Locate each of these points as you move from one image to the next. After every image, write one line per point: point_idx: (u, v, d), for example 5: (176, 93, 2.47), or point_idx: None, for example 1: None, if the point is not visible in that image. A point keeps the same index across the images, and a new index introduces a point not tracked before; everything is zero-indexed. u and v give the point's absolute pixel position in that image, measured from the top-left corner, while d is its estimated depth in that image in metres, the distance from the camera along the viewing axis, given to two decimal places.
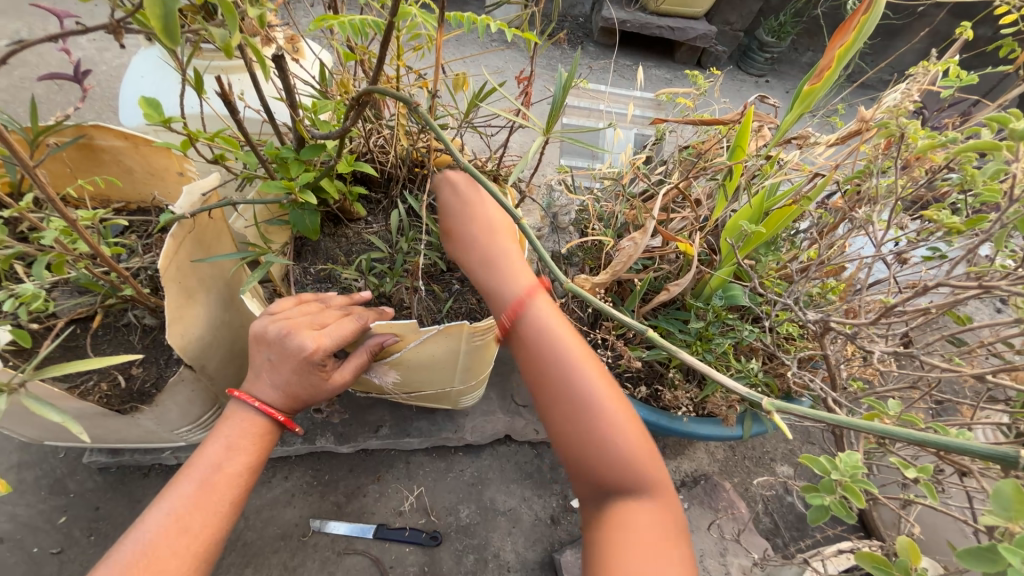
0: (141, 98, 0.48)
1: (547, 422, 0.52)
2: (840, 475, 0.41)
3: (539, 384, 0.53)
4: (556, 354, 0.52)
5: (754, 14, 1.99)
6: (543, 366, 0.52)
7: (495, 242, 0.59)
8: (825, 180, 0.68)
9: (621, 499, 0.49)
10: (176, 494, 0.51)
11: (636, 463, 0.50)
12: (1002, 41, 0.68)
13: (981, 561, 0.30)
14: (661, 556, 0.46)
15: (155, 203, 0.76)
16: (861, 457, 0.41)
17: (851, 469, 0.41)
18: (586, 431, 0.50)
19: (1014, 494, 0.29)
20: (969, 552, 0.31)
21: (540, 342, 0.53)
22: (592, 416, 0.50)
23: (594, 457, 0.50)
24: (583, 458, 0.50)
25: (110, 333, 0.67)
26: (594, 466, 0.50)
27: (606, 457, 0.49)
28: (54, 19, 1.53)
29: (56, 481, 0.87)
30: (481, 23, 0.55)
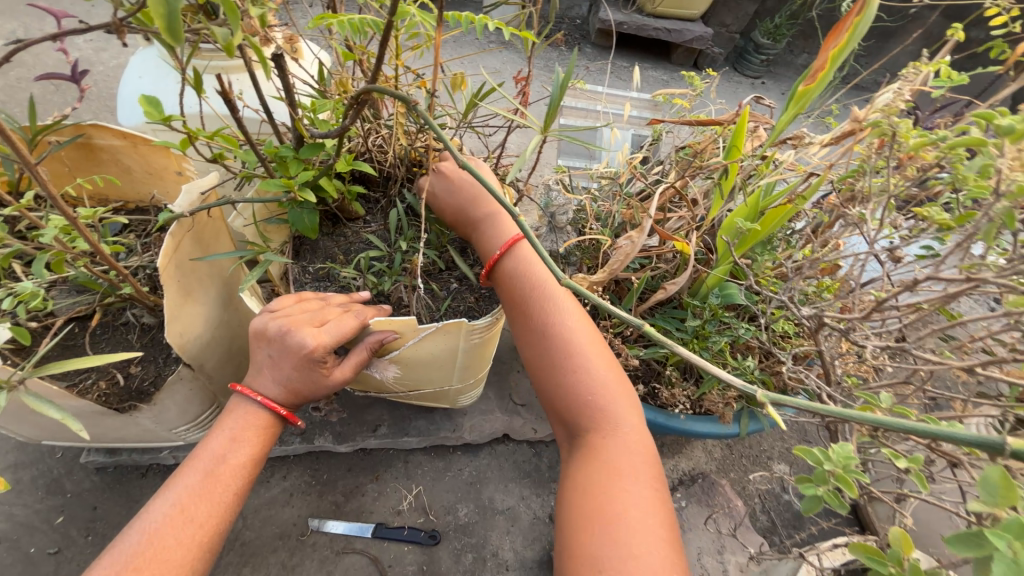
0: (141, 96, 0.48)
1: (532, 370, 0.62)
2: (833, 466, 0.41)
3: (525, 339, 0.63)
4: (537, 310, 0.62)
5: (750, 16, 2.01)
6: (528, 320, 0.63)
7: (487, 217, 0.68)
8: (819, 180, 0.69)
9: (593, 437, 0.57)
10: (181, 484, 0.52)
11: (607, 403, 0.57)
12: (993, 42, 0.69)
13: (967, 546, 0.30)
14: (624, 483, 0.52)
15: (154, 202, 0.76)
16: (854, 448, 0.42)
17: (845, 460, 0.41)
18: (561, 374, 0.59)
19: (1001, 481, 0.29)
20: (957, 537, 0.30)
21: (523, 299, 0.63)
22: (568, 362, 0.59)
23: (567, 396, 0.58)
24: (559, 397, 0.59)
25: (109, 331, 0.67)
26: (569, 405, 0.59)
27: (579, 396, 0.58)
28: (50, 19, 1.52)
29: (53, 481, 0.86)
30: (479, 23, 0.56)
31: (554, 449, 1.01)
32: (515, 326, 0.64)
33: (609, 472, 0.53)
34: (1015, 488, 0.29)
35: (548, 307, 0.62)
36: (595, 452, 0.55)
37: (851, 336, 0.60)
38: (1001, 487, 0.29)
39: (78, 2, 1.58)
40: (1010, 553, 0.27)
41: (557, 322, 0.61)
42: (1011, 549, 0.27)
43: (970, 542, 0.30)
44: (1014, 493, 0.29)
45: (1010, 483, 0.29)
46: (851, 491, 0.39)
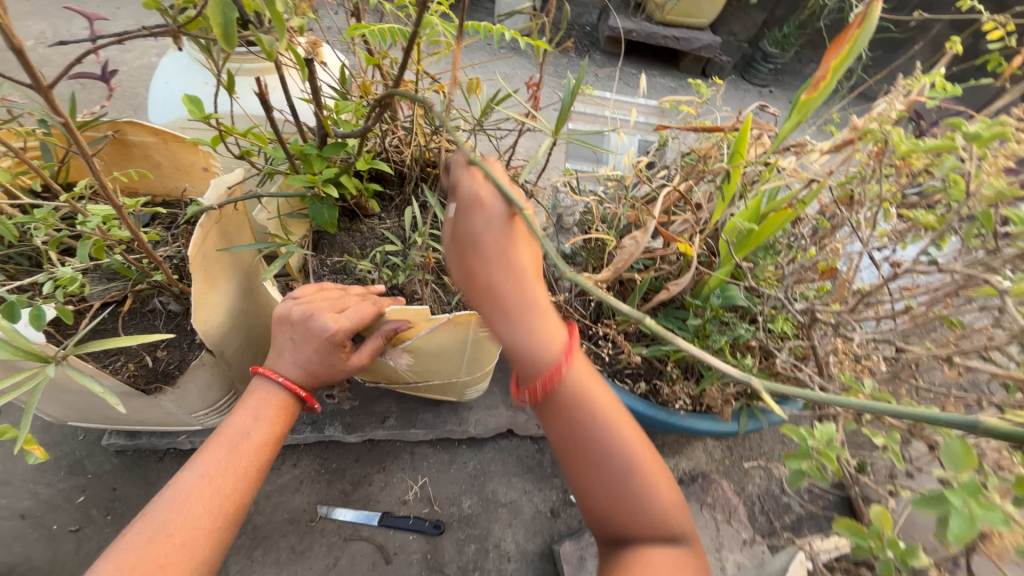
0: (184, 95, 0.52)
1: (586, 490, 0.53)
2: (816, 442, 0.44)
3: (580, 461, 0.53)
4: (607, 442, 0.52)
5: (759, 26, 2.03)
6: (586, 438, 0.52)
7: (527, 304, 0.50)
8: (820, 186, 0.72)
9: (651, 546, 0.52)
10: (207, 456, 0.55)
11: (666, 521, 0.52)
12: (989, 56, 0.72)
13: (930, 507, 0.34)
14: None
15: (182, 196, 0.80)
16: (834, 426, 0.45)
17: (826, 437, 0.44)
18: (626, 501, 0.52)
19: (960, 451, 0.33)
20: (922, 500, 0.34)
21: (586, 428, 0.52)
22: (635, 487, 0.52)
23: (634, 524, 0.52)
24: (622, 520, 0.53)
25: (137, 318, 0.71)
26: (634, 531, 0.53)
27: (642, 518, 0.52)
28: (78, 20, 1.58)
29: (75, 462, 0.90)
30: (496, 33, 0.59)
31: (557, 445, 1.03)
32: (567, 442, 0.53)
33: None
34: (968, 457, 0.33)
35: (618, 438, 0.52)
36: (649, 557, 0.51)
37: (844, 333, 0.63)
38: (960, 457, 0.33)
39: (104, 4, 1.64)
40: (965, 510, 0.31)
41: (625, 452, 0.52)
42: (967, 508, 0.31)
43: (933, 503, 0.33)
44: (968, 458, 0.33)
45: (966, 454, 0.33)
46: (833, 465, 0.42)
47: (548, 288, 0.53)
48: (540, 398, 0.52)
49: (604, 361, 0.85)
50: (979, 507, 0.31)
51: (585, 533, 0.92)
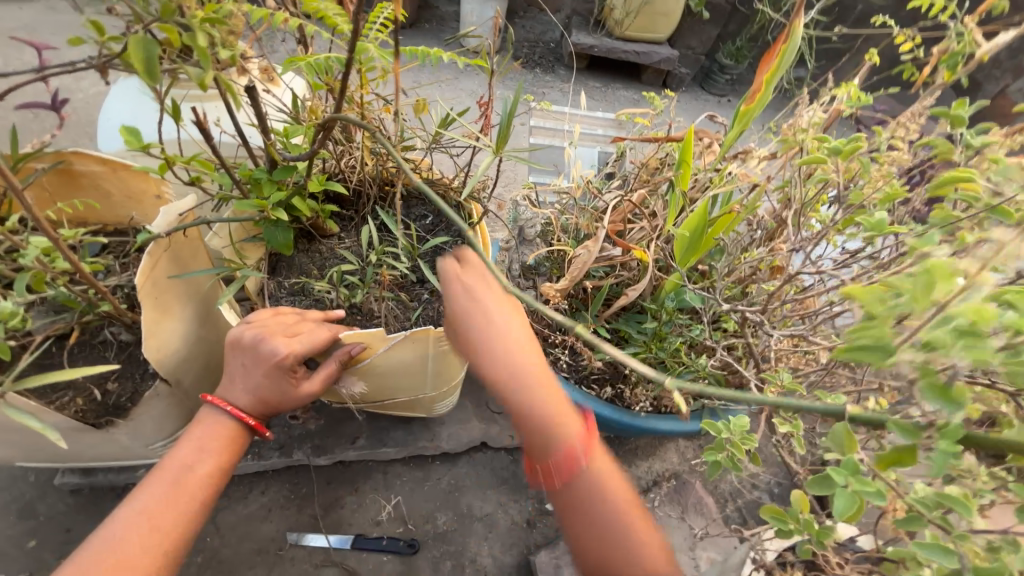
0: (122, 127, 0.53)
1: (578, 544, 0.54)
2: (731, 435, 0.52)
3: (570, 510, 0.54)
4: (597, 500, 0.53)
5: (713, 40, 2.14)
6: (544, 458, 0.55)
7: (498, 330, 0.58)
8: (759, 191, 0.76)
9: None
10: (148, 492, 0.53)
11: (638, 544, 0.52)
12: (903, 66, 0.78)
13: (821, 487, 0.36)
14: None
15: (132, 225, 0.79)
16: (747, 421, 0.52)
17: (740, 431, 0.52)
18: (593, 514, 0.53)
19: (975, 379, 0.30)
20: (814, 481, 0.36)
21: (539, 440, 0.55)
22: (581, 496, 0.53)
23: (599, 544, 0.53)
24: (591, 548, 0.53)
25: (86, 350, 0.69)
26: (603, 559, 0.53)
27: (599, 526, 0.53)
28: (30, 49, 1.55)
29: (25, 505, 0.86)
30: (432, 55, 0.62)
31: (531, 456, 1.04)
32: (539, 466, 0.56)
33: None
34: (957, 400, 0.29)
35: (608, 504, 0.53)
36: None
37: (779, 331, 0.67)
38: (941, 397, 0.29)
39: (58, 32, 1.63)
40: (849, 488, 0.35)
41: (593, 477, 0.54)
42: (850, 485, 0.35)
43: (820, 484, 0.36)
44: (852, 444, 0.33)
45: (951, 392, 0.29)
46: (741, 454, 0.50)
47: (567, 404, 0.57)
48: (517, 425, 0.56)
49: (569, 369, 0.87)
50: (859, 483, 0.35)
51: (561, 542, 0.92)
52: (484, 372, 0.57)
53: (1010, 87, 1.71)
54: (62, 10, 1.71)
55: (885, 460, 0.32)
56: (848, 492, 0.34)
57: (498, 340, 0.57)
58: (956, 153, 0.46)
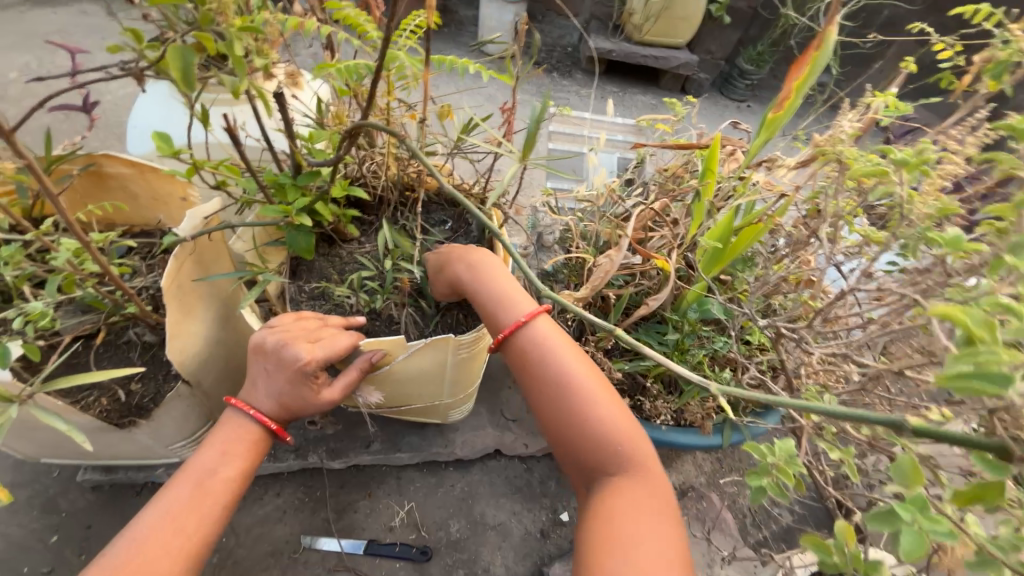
0: (154, 132, 0.53)
1: (563, 447, 0.58)
2: (777, 459, 0.50)
3: (564, 414, 0.57)
4: (585, 408, 0.57)
5: (734, 44, 2.11)
6: (536, 374, 0.60)
7: (487, 267, 0.66)
8: (787, 201, 0.73)
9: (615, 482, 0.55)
10: (171, 495, 0.53)
11: (626, 444, 0.56)
12: (941, 73, 0.75)
13: (881, 523, 0.34)
14: (643, 530, 0.50)
15: (158, 227, 0.80)
16: (793, 444, 0.51)
17: (786, 454, 0.50)
18: (584, 421, 0.56)
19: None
20: (874, 516, 0.35)
21: (557, 400, 0.58)
22: (577, 412, 0.57)
23: (590, 447, 0.56)
24: (577, 447, 0.57)
25: (111, 350, 0.70)
26: (588, 455, 0.56)
27: (590, 431, 0.56)
28: (61, 53, 1.60)
29: (48, 500, 0.87)
30: (460, 64, 0.61)
31: (546, 465, 1.02)
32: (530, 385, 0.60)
33: (630, 512, 0.52)
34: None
35: (597, 409, 0.57)
36: (613, 509, 0.52)
37: (806, 346, 0.65)
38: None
39: (89, 36, 1.67)
40: (915, 526, 0.32)
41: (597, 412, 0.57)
42: (916, 523, 0.32)
43: (882, 519, 0.34)
44: (919, 475, 0.34)
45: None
46: (790, 480, 0.47)
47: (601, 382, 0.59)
48: (509, 347, 0.62)
49: None
50: (926, 521, 0.32)
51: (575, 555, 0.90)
52: (478, 302, 0.65)
53: None
54: (93, 14, 1.76)
55: (966, 493, 0.32)
56: (914, 530, 0.32)
57: (486, 273, 0.66)
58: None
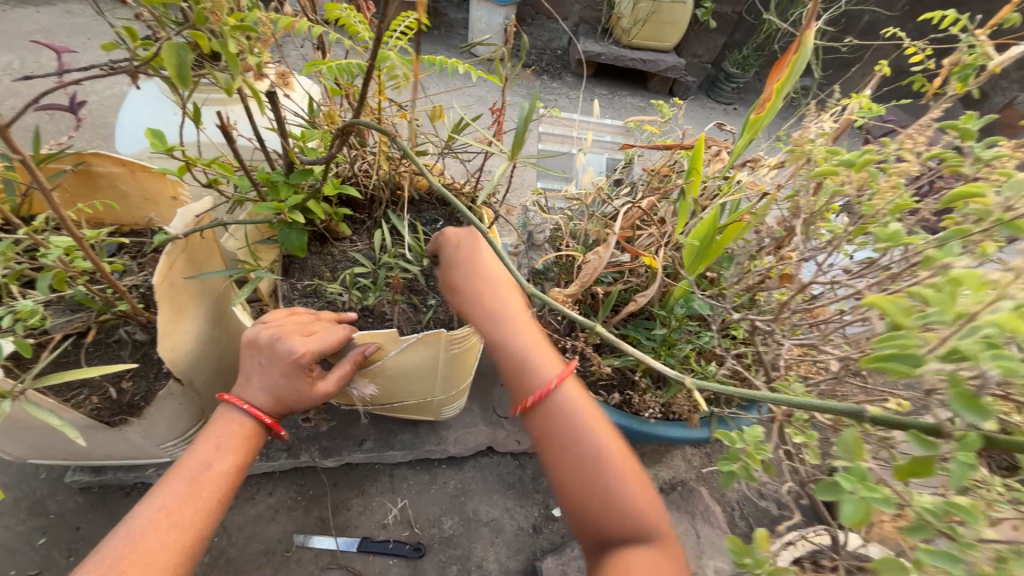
0: (147, 130, 0.54)
1: (575, 509, 0.55)
2: (745, 445, 0.52)
3: (580, 477, 0.55)
4: (603, 472, 0.54)
5: (719, 49, 2.16)
6: (559, 444, 0.56)
7: (505, 306, 0.64)
8: (769, 199, 0.76)
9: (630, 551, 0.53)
10: (166, 489, 0.54)
11: (647, 516, 0.53)
12: (913, 77, 0.78)
13: (827, 493, 0.37)
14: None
15: (149, 225, 0.80)
16: (761, 430, 0.53)
17: (754, 440, 0.52)
18: (601, 482, 0.54)
19: (965, 395, 0.31)
20: (820, 487, 0.37)
21: (574, 462, 0.55)
22: (594, 471, 0.54)
23: (605, 514, 0.53)
24: (592, 514, 0.54)
25: (101, 349, 0.70)
26: (603, 522, 0.54)
27: (614, 506, 0.53)
28: (46, 52, 1.58)
29: (35, 503, 0.86)
30: (451, 65, 0.62)
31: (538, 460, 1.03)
32: (554, 455, 0.56)
33: None
34: (985, 410, 0.30)
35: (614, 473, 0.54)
36: None
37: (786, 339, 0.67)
38: (970, 406, 0.30)
39: (74, 36, 1.66)
40: (856, 495, 0.35)
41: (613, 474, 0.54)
42: (856, 492, 0.35)
43: (827, 489, 0.37)
44: (861, 450, 0.36)
45: (976, 402, 0.31)
46: (756, 464, 0.49)
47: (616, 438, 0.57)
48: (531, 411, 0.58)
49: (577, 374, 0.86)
50: (865, 490, 0.35)
51: (567, 548, 0.92)
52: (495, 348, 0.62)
53: (1017, 98, 1.73)
54: (80, 13, 1.75)
55: (903, 469, 0.34)
56: (855, 497, 0.35)
57: (501, 313, 0.63)
58: (967, 165, 0.47)
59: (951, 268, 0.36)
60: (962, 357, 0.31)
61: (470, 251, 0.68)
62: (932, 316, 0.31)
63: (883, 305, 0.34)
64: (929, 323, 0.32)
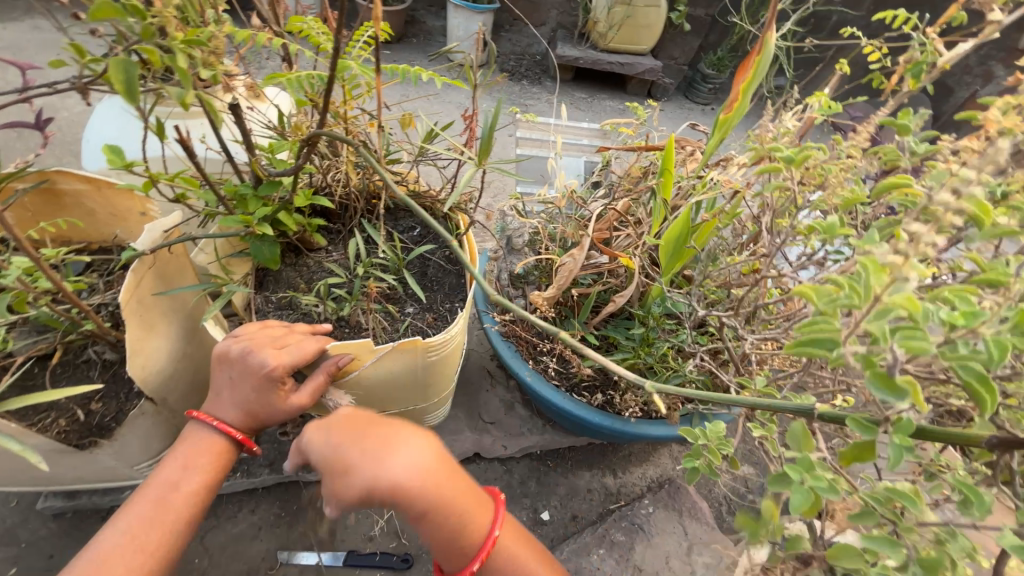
0: (105, 146, 0.53)
1: None
2: (708, 442, 0.53)
3: None
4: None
5: (695, 50, 2.20)
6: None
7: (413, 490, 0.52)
8: (739, 196, 0.77)
9: None
10: (134, 511, 0.52)
11: None
12: (873, 75, 0.80)
13: (780, 483, 0.38)
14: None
15: (117, 242, 0.78)
16: (723, 426, 0.53)
17: (716, 437, 0.53)
18: None
19: (881, 377, 0.32)
20: (772, 478, 0.38)
21: None
22: None
23: None
24: None
25: (69, 370, 0.68)
26: None
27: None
28: (13, 69, 1.55)
29: (6, 532, 0.84)
30: (413, 72, 0.62)
31: (525, 465, 1.03)
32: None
33: None
34: (903, 390, 0.31)
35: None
36: None
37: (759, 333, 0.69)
38: (887, 387, 0.31)
39: (42, 52, 1.63)
40: (805, 483, 0.36)
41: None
42: (804, 480, 0.36)
43: (777, 481, 0.38)
44: (809, 441, 0.39)
45: (896, 383, 0.31)
46: (717, 461, 0.51)
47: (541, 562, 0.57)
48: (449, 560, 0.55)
49: (558, 377, 0.87)
50: (813, 478, 0.36)
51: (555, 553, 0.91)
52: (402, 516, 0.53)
53: (980, 92, 1.80)
54: (47, 29, 1.72)
55: (848, 454, 0.35)
56: (803, 487, 0.36)
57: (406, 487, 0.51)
58: (903, 159, 0.49)
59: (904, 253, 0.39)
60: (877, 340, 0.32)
61: (329, 441, 0.54)
62: (843, 302, 0.33)
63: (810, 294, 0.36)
64: (838, 306, 0.33)
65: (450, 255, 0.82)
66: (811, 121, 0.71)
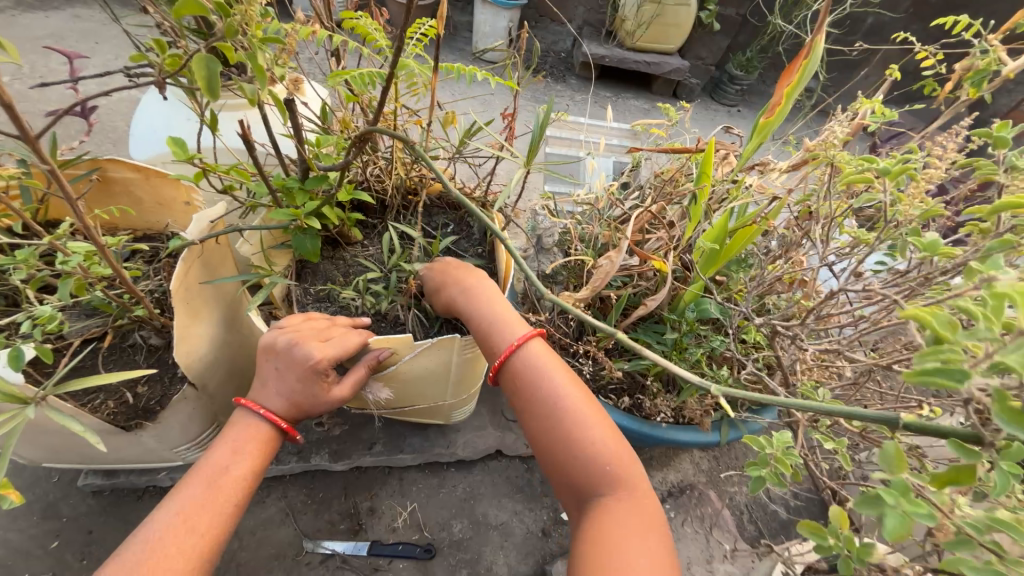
0: (169, 138, 0.55)
1: (550, 467, 0.59)
2: (774, 450, 0.52)
3: (557, 432, 0.58)
4: (577, 431, 0.58)
5: (723, 50, 2.16)
6: (529, 397, 0.61)
7: (499, 324, 0.64)
8: (780, 203, 0.76)
9: (605, 501, 0.55)
10: (184, 493, 0.54)
11: (618, 463, 0.57)
12: (924, 81, 0.78)
13: (869, 507, 0.36)
14: (634, 548, 0.51)
15: (164, 231, 0.80)
16: (789, 436, 0.53)
17: (782, 445, 0.52)
18: (573, 445, 0.57)
19: (1015, 410, 0.30)
20: (861, 500, 0.37)
21: (551, 422, 0.59)
22: (566, 435, 0.58)
23: (577, 468, 0.57)
24: (565, 469, 0.58)
25: (117, 353, 0.70)
26: (578, 475, 0.57)
27: (580, 456, 0.57)
28: (56, 57, 1.60)
29: (48, 506, 0.87)
30: (468, 72, 0.63)
31: None
32: (518, 403, 0.62)
33: (623, 527, 0.53)
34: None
35: (585, 429, 0.58)
36: (605, 524, 0.53)
37: (800, 343, 0.68)
38: (1016, 420, 0.30)
39: (82, 40, 1.67)
40: (900, 508, 0.35)
41: (587, 430, 0.58)
42: (900, 506, 0.35)
43: (868, 504, 0.36)
44: (904, 462, 0.36)
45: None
46: (786, 471, 0.50)
47: (593, 410, 0.60)
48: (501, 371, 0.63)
49: (587, 378, 0.86)
50: (908, 504, 0.35)
51: None
52: (473, 327, 0.65)
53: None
54: (88, 18, 1.76)
55: (943, 476, 0.34)
56: (898, 512, 0.35)
57: (493, 325, 0.64)
58: (999, 176, 0.46)
59: (985, 282, 0.36)
60: (1007, 371, 0.30)
61: (459, 278, 0.68)
62: (980, 330, 0.32)
63: (923, 318, 0.35)
64: (978, 338, 0.32)
65: (484, 253, 0.82)
66: (856, 129, 0.70)
